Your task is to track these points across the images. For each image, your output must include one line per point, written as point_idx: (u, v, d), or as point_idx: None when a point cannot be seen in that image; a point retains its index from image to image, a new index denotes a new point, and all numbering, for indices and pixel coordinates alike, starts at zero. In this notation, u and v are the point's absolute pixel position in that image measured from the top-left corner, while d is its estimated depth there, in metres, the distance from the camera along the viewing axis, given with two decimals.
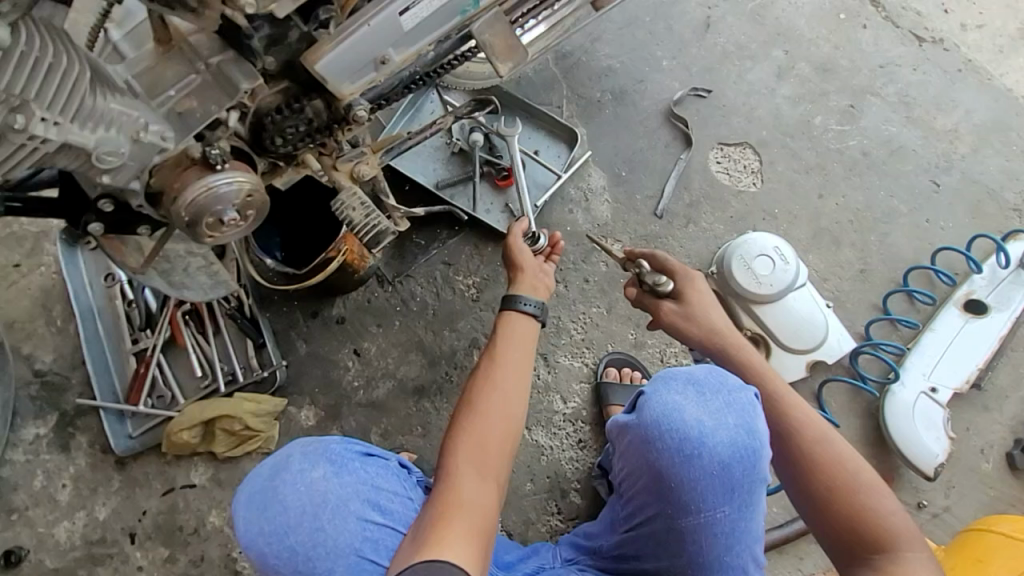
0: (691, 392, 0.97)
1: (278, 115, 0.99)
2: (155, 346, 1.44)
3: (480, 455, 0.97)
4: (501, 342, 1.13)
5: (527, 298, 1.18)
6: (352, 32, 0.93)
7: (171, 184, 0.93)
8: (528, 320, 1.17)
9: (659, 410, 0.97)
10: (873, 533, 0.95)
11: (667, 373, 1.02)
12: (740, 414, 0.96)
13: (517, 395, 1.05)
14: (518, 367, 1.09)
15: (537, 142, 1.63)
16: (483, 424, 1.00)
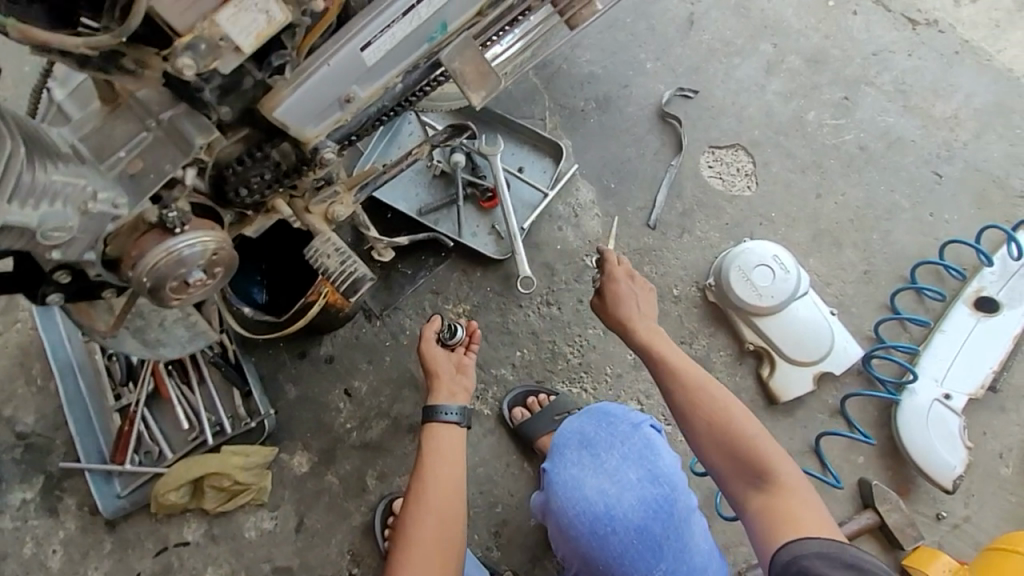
0: (584, 458, 1.14)
1: (240, 166, 0.93)
2: (138, 401, 1.39)
3: None
4: (428, 459, 1.21)
5: (448, 407, 1.27)
6: (312, 73, 0.87)
7: (129, 252, 0.88)
8: (454, 427, 1.26)
9: (564, 490, 1.11)
10: (760, 464, 1.01)
11: (559, 443, 1.17)
12: (632, 463, 1.13)
13: (449, 517, 1.15)
14: (447, 490, 1.17)
15: (521, 158, 1.56)
16: (420, 552, 1.09)
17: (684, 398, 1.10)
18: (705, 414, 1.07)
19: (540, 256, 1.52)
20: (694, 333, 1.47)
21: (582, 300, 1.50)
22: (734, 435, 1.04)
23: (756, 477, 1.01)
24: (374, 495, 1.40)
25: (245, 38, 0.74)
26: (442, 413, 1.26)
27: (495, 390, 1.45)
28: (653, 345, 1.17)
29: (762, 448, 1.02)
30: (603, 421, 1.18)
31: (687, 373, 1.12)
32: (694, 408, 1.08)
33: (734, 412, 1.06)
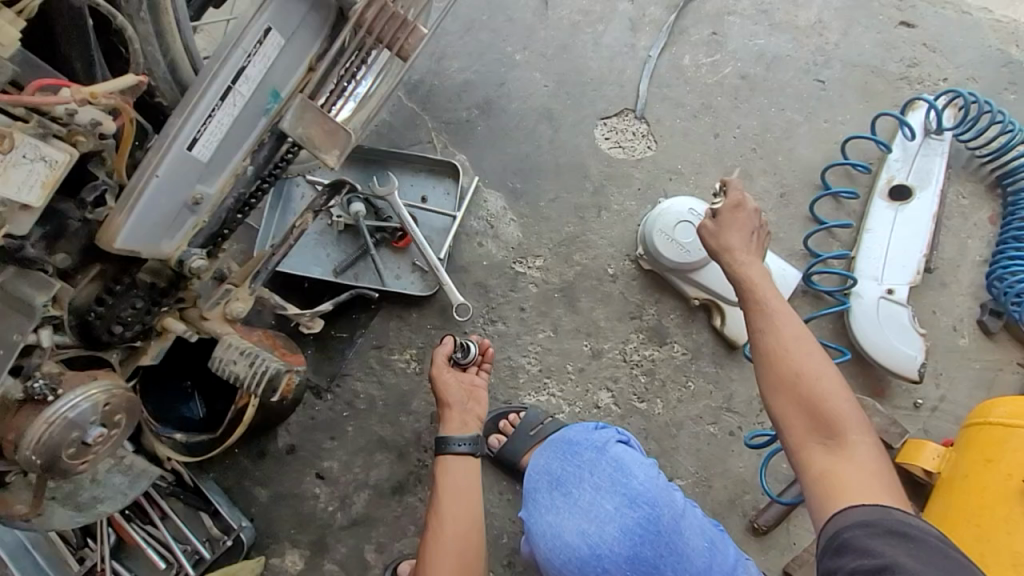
0: (558, 499, 1.13)
1: (101, 305, 0.87)
2: (104, 557, 1.30)
3: None
4: (446, 489, 1.24)
5: (457, 438, 1.26)
6: (142, 191, 0.81)
7: (8, 436, 0.81)
8: (468, 457, 1.26)
9: (545, 539, 1.10)
10: (834, 426, 0.96)
11: (531, 490, 1.16)
12: (606, 493, 1.11)
13: (469, 546, 1.19)
14: (467, 521, 1.20)
15: (421, 187, 1.51)
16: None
17: (773, 345, 1.03)
18: (788, 367, 1.00)
19: (469, 277, 1.48)
20: (641, 304, 1.46)
21: (523, 307, 1.46)
22: (813, 390, 0.98)
23: (824, 434, 0.96)
24: (377, 568, 1.35)
25: (30, 193, 0.69)
26: (452, 444, 1.25)
27: None
28: (759, 288, 1.09)
29: (837, 406, 0.97)
30: (569, 457, 1.16)
31: (781, 321, 1.04)
32: (780, 358, 1.02)
33: (818, 367, 0.99)
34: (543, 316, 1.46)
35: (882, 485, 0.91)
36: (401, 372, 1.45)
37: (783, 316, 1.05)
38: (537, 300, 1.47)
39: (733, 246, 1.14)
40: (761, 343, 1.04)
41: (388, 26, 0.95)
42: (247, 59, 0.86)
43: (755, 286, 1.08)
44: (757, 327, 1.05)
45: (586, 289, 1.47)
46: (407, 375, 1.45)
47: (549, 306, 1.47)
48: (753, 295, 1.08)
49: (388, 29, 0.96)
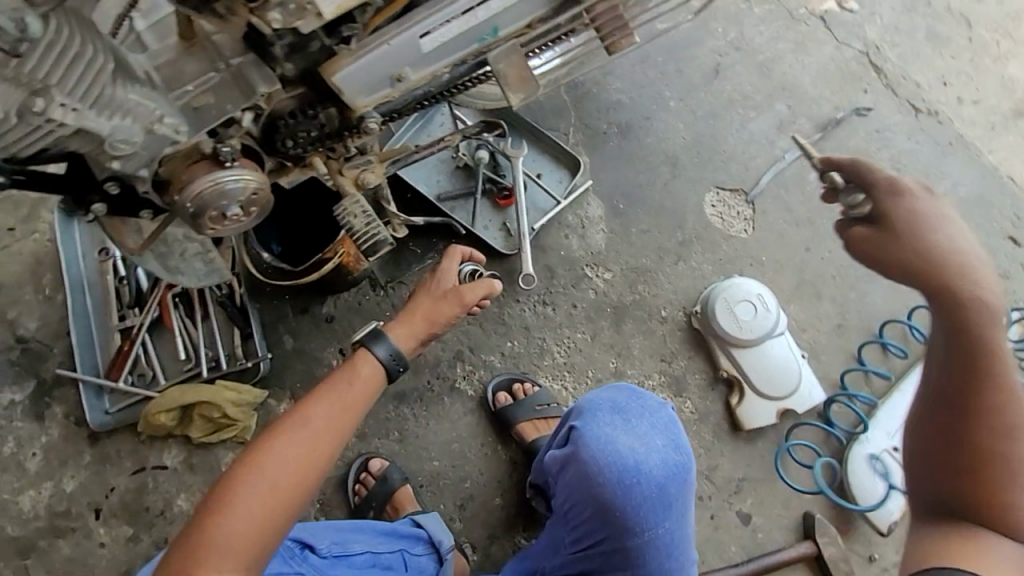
0: (617, 419, 1.06)
1: (291, 119, 1.02)
2: (142, 326, 1.46)
3: (263, 496, 0.95)
4: (340, 377, 1.08)
5: (390, 348, 1.12)
6: (373, 49, 0.96)
7: (179, 176, 0.96)
8: (381, 374, 1.11)
9: (592, 444, 1.05)
10: (981, 470, 0.88)
11: (591, 404, 1.10)
12: (661, 431, 1.06)
13: (315, 455, 1.00)
14: (329, 429, 1.03)
15: (540, 165, 1.65)
16: (273, 459, 0.98)
17: (952, 293, 0.86)
18: (975, 359, 0.86)
19: (543, 258, 1.60)
20: (675, 353, 1.56)
21: (576, 304, 1.58)
22: (985, 450, 0.87)
23: (985, 505, 0.88)
24: (350, 451, 1.47)
25: (327, 5, 0.83)
26: (377, 347, 1.12)
27: (481, 373, 1.53)
28: (943, 235, 0.88)
29: (999, 487, 0.87)
30: (635, 396, 1.11)
31: (977, 308, 0.85)
32: (965, 382, 0.87)
33: (995, 440, 0.87)
34: (588, 320, 1.57)
35: None
36: None
37: (961, 243, 0.87)
38: (590, 305, 1.58)
39: (970, 295, 0.85)
40: (946, 328, 0.88)
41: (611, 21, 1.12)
42: None
43: (975, 320, 0.86)
44: (940, 377, 0.90)
45: (635, 317, 1.58)
46: None
47: (597, 315, 1.58)
48: (936, 261, 0.86)
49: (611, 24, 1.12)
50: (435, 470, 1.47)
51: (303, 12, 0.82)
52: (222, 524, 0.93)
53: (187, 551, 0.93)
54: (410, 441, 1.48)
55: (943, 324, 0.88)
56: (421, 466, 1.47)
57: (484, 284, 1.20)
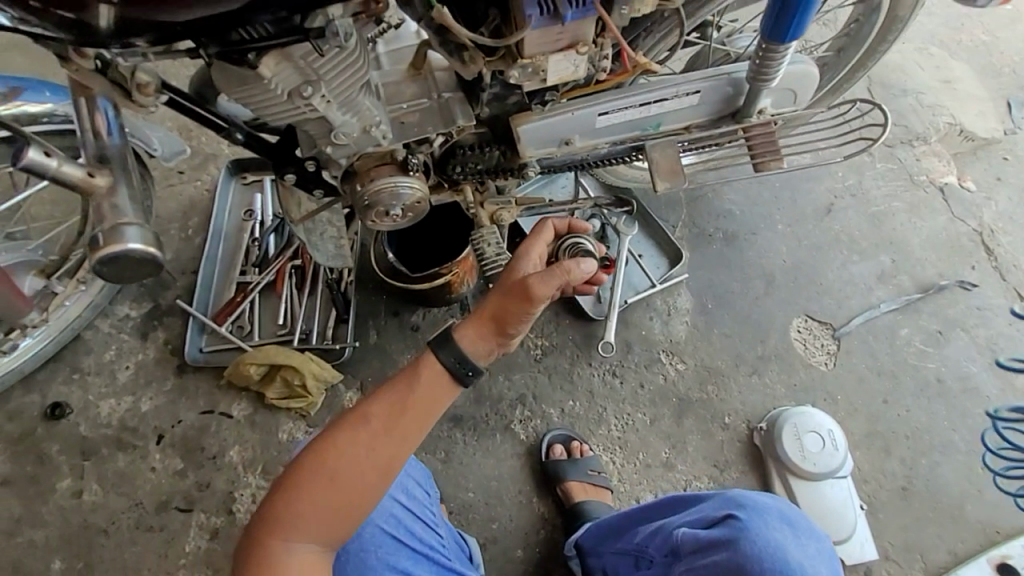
0: (787, 529, 1.03)
1: (469, 150, 1.16)
2: (257, 285, 1.62)
3: (328, 490, 0.91)
4: (409, 377, 0.98)
5: (461, 354, 0.99)
6: (559, 114, 1.10)
7: (367, 171, 1.11)
8: (447, 377, 0.99)
9: (759, 541, 1.00)
10: None
11: (755, 503, 1.07)
12: (824, 557, 1.04)
13: (384, 459, 0.93)
14: (399, 433, 0.94)
15: (642, 246, 1.73)
16: (341, 456, 0.92)
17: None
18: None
19: (624, 332, 1.65)
20: (728, 462, 1.55)
21: (644, 385, 1.60)
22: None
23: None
24: None
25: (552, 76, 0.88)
26: (445, 352, 0.99)
27: (537, 422, 1.56)
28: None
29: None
30: (785, 512, 1.07)
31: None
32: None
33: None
34: (651, 403, 1.58)
35: None
36: (524, 348, 1.63)
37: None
38: (657, 390, 1.60)
39: None
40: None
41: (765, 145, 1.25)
42: (673, 96, 1.14)
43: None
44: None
45: (698, 415, 1.58)
46: (526, 354, 1.63)
47: (661, 402, 1.59)
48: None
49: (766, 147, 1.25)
50: (468, 502, 1.48)
51: (535, 76, 0.88)
52: (292, 511, 0.90)
53: (260, 528, 0.92)
54: (454, 466, 1.51)
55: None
56: (456, 493, 1.49)
57: (573, 265, 1.09)
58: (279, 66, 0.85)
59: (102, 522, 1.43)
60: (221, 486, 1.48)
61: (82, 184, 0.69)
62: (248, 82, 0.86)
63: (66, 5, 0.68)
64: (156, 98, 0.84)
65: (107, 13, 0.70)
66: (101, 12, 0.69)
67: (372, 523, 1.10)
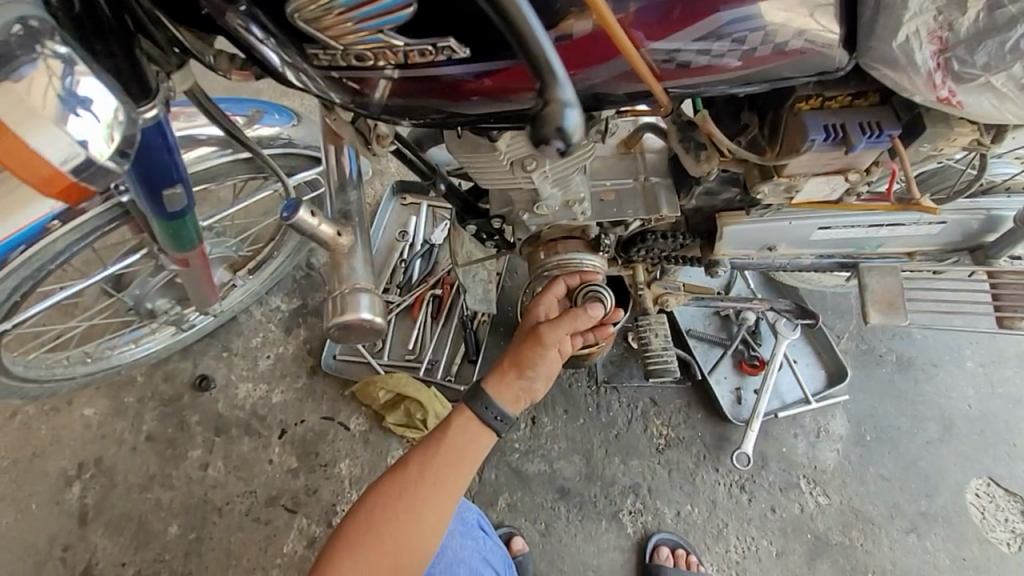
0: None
1: (658, 238, 1.08)
2: (397, 307, 1.68)
3: (367, 563, 0.85)
4: (441, 432, 0.94)
5: (496, 407, 0.95)
6: (773, 222, 0.99)
7: (553, 241, 1.08)
8: (483, 427, 0.95)
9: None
10: None
11: None
12: None
13: (431, 518, 0.88)
14: (442, 487, 0.90)
15: (799, 351, 1.56)
16: (381, 521, 0.87)
17: None
18: None
19: (762, 443, 1.49)
20: None
21: (775, 510, 1.43)
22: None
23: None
24: (496, 515, 1.46)
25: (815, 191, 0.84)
26: (483, 406, 0.94)
27: (648, 519, 1.44)
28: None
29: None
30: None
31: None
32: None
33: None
34: (781, 534, 1.41)
35: None
36: (648, 434, 1.53)
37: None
38: (790, 519, 1.42)
39: None
40: None
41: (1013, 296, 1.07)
42: (913, 223, 0.98)
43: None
44: None
45: (835, 561, 1.38)
46: (649, 440, 1.52)
47: (793, 535, 1.40)
48: None
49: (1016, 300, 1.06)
50: None
51: (784, 194, 0.81)
52: None
53: None
54: (552, 542, 1.43)
55: None
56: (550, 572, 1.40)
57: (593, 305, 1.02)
58: (514, 139, 0.86)
59: (217, 501, 1.52)
60: (326, 496, 1.52)
61: (329, 242, 0.70)
62: (481, 150, 0.86)
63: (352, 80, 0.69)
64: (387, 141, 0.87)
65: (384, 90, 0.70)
66: (378, 86, 0.70)
67: None
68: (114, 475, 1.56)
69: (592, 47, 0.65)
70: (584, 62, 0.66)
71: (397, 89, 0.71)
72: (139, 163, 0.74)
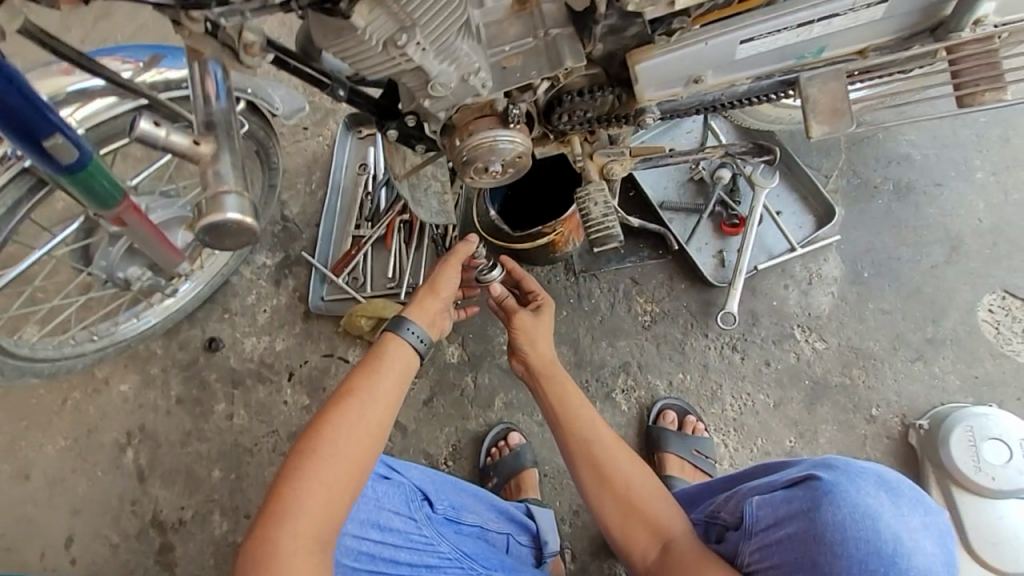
0: (886, 497, 0.87)
1: (577, 97, 1.01)
2: (370, 239, 1.70)
3: (328, 484, 0.89)
4: (376, 358, 1.00)
5: (416, 328, 1.05)
6: (687, 47, 0.89)
7: (466, 125, 1.02)
8: (410, 350, 1.03)
9: (847, 507, 0.86)
10: (603, 472, 1.07)
11: (849, 467, 0.91)
12: (880, 497, 0.87)
13: (368, 434, 0.93)
14: (377, 405, 0.96)
15: (782, 202, 1.46)
16: (336, 444, 0.90)
17: (576, 458, 1.09)
18: (592, 465, 1.08)
19: (751, 301, 1.44)
20: (872, 461, 1.30)
21: (769, 363, 1.40)
22: (642, 497, 1.05)
23: (625, 531, 1.04)
24: (494, 415, 1.52)
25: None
26: (404, 331, 1.04)
27: (642, 393, 1.45)
28: (531, 341, 1.20)
29: (668, 510, 1.04)
30: (916, 488, 0.91)
31: (575, 414, 1.13)
32: (576, 426, 1.11)
33: (628, 470, 1.06)
34: (777, 385, 1.38)
35: (649, 522, 1.03)
36: (632, 314, 1.51)
37: (540, 332, 1.20)
38: (785, 370, 1.39)
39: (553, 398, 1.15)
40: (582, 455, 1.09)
41: (974, 68, 0.93)
42: (847, 10, 0.86)
43: (574, 417, 1.12)
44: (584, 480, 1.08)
45: (836, 403, 1.35)
46: (634, 320, 1.50)
47: (790, 384, 1.38)
48: (565, 418, 1.13)
49: (977, 72, 0.94)
50: (562, 467, 1.46)
51: None
52: (297, 513, 0.86)
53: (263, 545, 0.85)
54: (550, 429, 1.49)
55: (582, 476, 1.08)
56: (552, 457, 1.47)
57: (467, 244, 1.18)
58: (373, 13, 0.79)
59: (247, 443, 1.66)
60: None
61: (188, 151, 0.69)
62: (343, 35, 0.81)
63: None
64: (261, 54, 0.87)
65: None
66: None
67: (339, 560, 1.05)
68: (157, 437, 1.73)
69: None
70: None
71: None
72: (3, 111, 0.76)
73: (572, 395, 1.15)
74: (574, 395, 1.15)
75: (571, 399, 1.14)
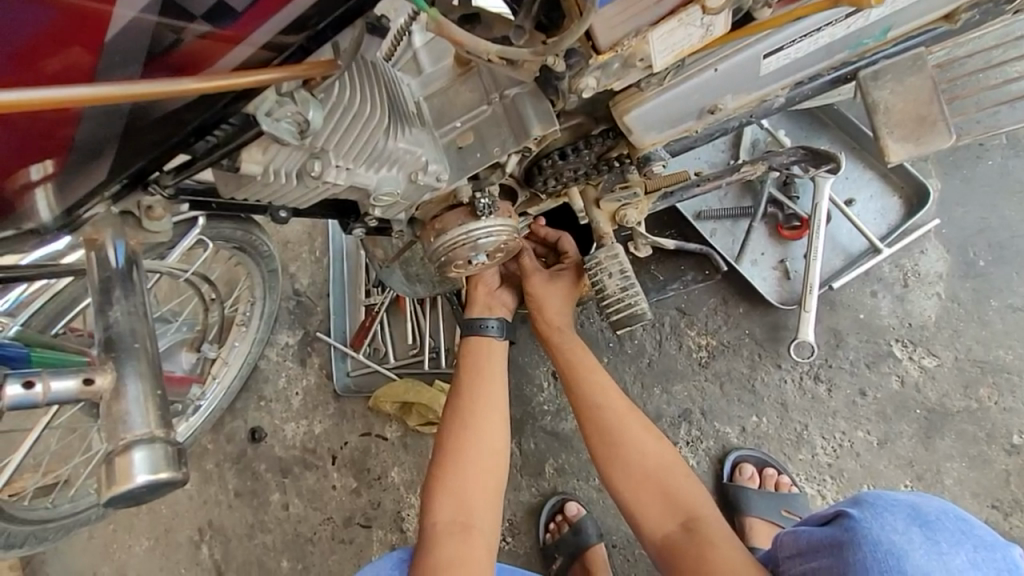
0: (918, 534, 0.73)
1: (560, 157, 0.79)
2: (383, 305, 1.59)
3: (458, 484, 1.00)
4: (468, 360, 1.08)
5: (489, 323, 1.08)
6: (689, 78, 0.63)
7: (434, 223, 0.82)
8: (493, 344, 1.09)
9: (870, 545, 0.73)
10: (623, 447, 1.01)
11: (878, 495, 0.78)
12: (915, 531, 0.73)
13: (488, 440, 1.03)
14: (488, 411, 1.04)
15: (855, 187, 1.17)
16: (463, 448, 1.02)
17: (595, 438, 1.04)
18: (611, 440, 1.02)
19: (830, 318, 1.17)
20: (1019, 503, 1.06)
21: (865, 393, 1.14)
22: (660, 471, 1.00)
23: (649, 514, 0.98)
24: (547, 484, 1.36)
25: (663, 56, 0.54)
26: (482, 331, 1.08)
27: (710, 444, 1.20)
28: (538, 303, 1.08)
29: (694, 490, 0.99)
30: (962, 515, 0.76)
31: (590, 389, 1.06)
32: (594, 398, 1.05)
33: (644, 438, 1.02)
34: (880, 418, 1.13)
35: (685, 497, 0.98)
36: (684, 351, 1.24)
37: (554, 291, 1.09)
38: (887, 399, 1.13)
39: (570, 378, 1.08)
40: (600, 435, 1.03)
41: None
42: None
43: (588, 391, 1.06)
44: (606, 460, 1.02)
45: (962, 433, 1.10)
46: (688, 358, 1.24)
47: (896, 416, 1.13)
48: (578, 393, 1.07)
49: None
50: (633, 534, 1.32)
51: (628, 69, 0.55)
52: (438, 508, 0.99)
53: (422, 543, 0.98)
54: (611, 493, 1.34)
55: (602, 456, 1.02)
56: (619, 525, 1.33)
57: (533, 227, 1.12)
58: (270, 150, 0.62)
59: (307, 532, 1.59)
60: (390, 505, 1.57)
61: (83, 394, 0.56)
62: (245, 181, 0.65)
63: (8, 211, 0.60)
64: (170, 209, 0.69)
65: (44, 199, 0.59)
66: (37, 195, 0.58)
67: None
68: (226, 531, 1.62)
69: (194, 54, 0.48)
70: (202, 63, 0.49)
71: (63, 183, 0.58)
72: None
73: (590, 366, 1.08)
74: (593, 370, 1.08)
75: (589, 374, 1.07)
